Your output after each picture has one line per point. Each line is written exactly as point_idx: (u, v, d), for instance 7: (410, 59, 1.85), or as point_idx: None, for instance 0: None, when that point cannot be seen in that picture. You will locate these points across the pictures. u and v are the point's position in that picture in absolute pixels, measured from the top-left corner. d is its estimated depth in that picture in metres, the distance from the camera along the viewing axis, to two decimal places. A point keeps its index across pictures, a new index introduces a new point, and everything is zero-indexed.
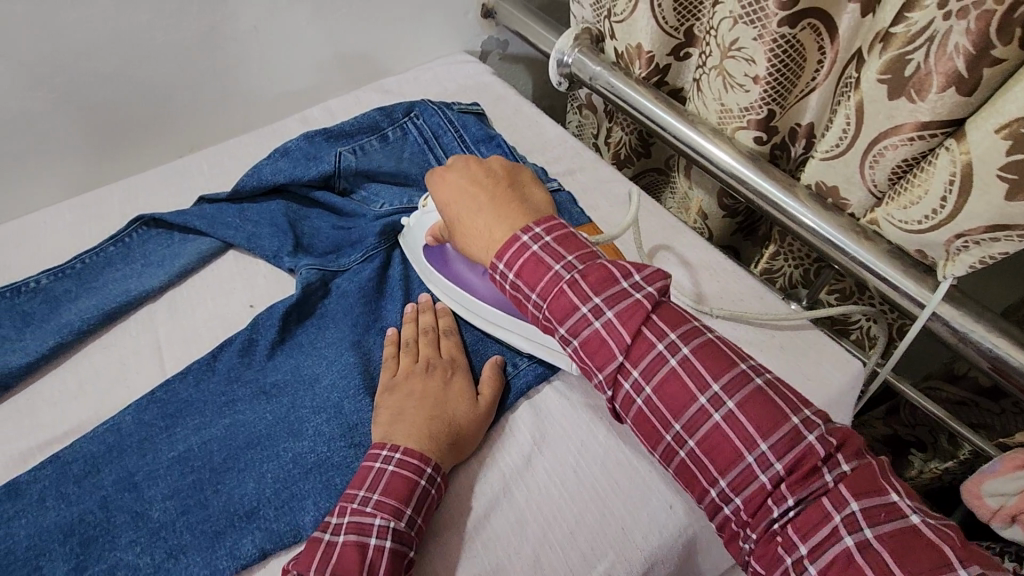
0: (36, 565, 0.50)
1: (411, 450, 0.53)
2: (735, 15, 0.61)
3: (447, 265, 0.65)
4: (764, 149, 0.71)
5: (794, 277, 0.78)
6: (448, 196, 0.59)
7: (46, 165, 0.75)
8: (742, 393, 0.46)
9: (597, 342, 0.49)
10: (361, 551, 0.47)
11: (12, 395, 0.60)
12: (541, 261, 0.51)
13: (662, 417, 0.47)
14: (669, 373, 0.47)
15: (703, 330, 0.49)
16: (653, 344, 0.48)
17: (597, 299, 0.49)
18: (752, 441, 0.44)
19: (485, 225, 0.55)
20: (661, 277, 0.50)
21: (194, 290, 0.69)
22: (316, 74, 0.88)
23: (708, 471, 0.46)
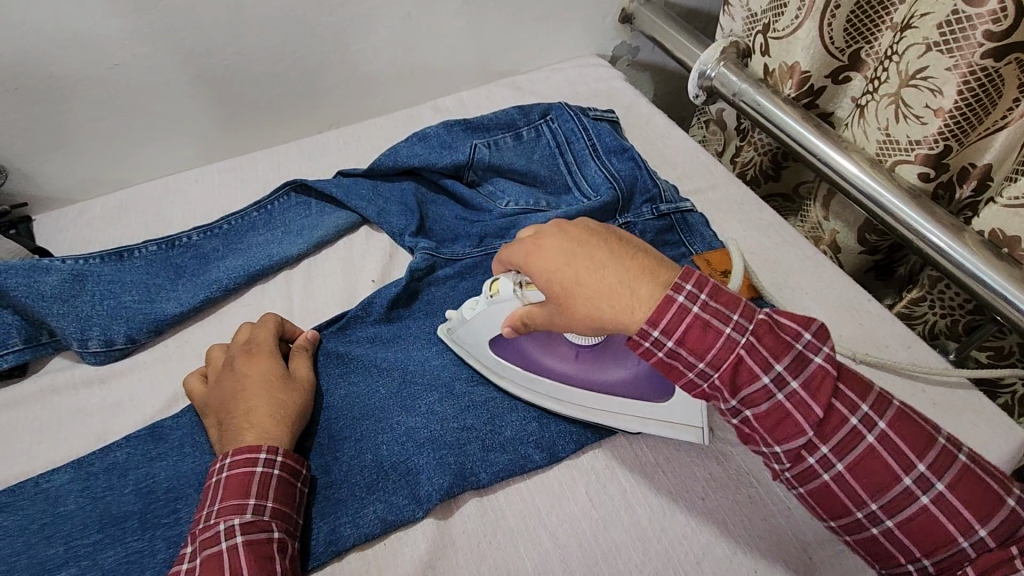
0: (174, 506, 0.51)
1: (238, 448, 0.49)
2: (930, 42, 0.57)
3: (532, 359, 0.60)
4: (928, 187, 0.66)
5: (937, 326, 0.72)
6: (557, 268, 0.45)
7: (206, 129, 0.79)
8: (951, 474, 0.40)
9: (781, 414, 0.42)
10: (218, 559, 0.43)
11: (162, 340, 0.63)
12: (709, 326, 0.42)
13: (856, 496, 0.41)
14: (866, 451, 0.41)
15: (890, 396, 0.43)
16: (846, 419, 0.41)
17: (780, 368, 0.42)
18: (961, 519, 0.39)
19: (622, 286, 0.44)
20: (830, 334, 0.42)
21: (328, 261, 0.71)
22: (455, 66, 0.89)
23: (908, 546, 0.41)
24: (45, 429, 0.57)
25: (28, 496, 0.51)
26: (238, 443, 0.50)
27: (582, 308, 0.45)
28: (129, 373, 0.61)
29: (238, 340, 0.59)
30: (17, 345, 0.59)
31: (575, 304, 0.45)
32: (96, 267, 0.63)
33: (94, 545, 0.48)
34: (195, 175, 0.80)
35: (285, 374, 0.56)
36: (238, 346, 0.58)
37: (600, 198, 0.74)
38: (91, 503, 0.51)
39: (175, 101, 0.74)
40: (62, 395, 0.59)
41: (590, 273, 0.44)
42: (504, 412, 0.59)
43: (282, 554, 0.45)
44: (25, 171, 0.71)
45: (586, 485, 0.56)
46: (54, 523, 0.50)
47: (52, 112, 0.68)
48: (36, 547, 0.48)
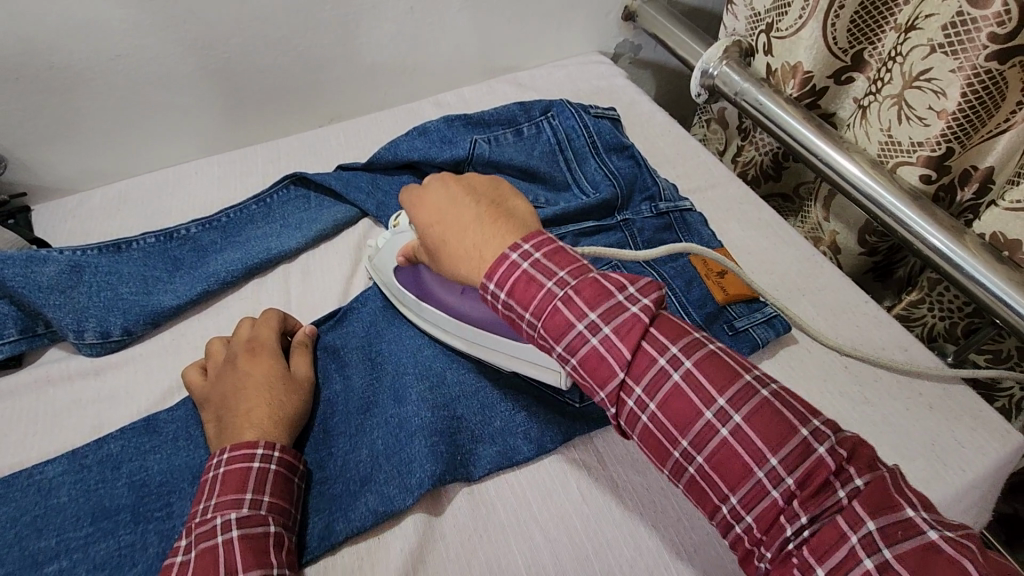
0: (167, 499, 0.51)
1: (237, 443, 0.49)
2: (934, 43, 0.57)
3: (429, 290, 0.60)
4: (929, 188, 0.65)
5: (936, 328, 0.72)
6: (431, 218, 0.51)
7: (205, 121, 0.78)
8: (750, 406, 0.39)
9: (597, 357, 0.43)
10: (214, 553, 0.43)
11: (158, 333, 0.63)
12: (533, 279, 0.44)
13: (667, 435, 0.41)
14: (672, 389, 0.41)
15: (706, 341, 0.43)
16: (654, 359, 0.42)
17: (592, 314, 0.43)
18: (762, 456, 0.38)
19: (473, 246, 0.48)
20: (656, 287, 0.44)
21: (326, 255, 0.71)
22: (457, 61, 0.89)
23: (717, 489, 0.39)
24: (40, 420, 0.56)
25: (20, 488, 0.51)
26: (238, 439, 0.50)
27: (446, 259, 0.50)
28: (125, 365, 0.60)
29: (240, 335, 0.59)
30: (13, 335, 0.59)
31: (443, 256, 0.50)
32: (94, 258, 0.63)
33: (86, 538, 0.48)
34: (194, 167, 0.79)
35: (284, 371, 0.56)
36: (242, 343, 0.58)
37: (600, 195, 0.74)
38: (85, 496, 0.51)
39: (176, 93, 0.74)
40: (57, 386, 0.59)
41: (452, 233, 0.49)
42: (495, 401, 0.59)
43: (278, 548, 0.45)
44: (24, 161, 0.71)
45: (580, 482, 0.56)
46: (46, 515, 0.50)
47: (52, 102, 0.68)
48: (28, 539, 0.48)
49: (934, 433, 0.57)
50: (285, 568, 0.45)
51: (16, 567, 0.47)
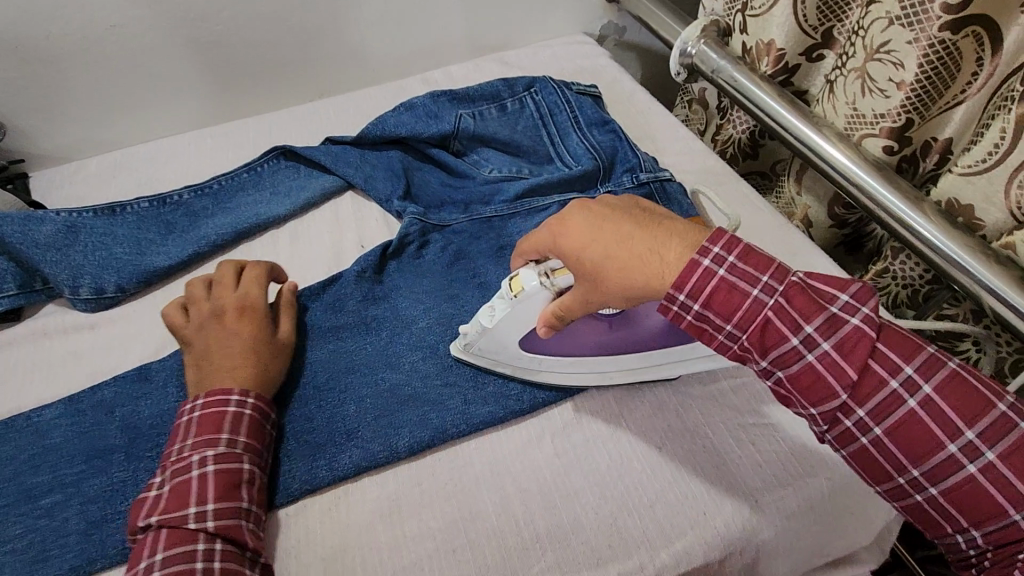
0: (152, 441, 0.53)
1: (217, 387, 0.52)
2: (892, 16, 0.60)
3: (565, 344, 0.57)
4: (892, 159, 0.68)
5: (900, 296, 0.75)
6: (582, 241, 0.46)
7: (199, 93, 0.81)
8: (1005, 443, 0.37)
9: (813, 376, 0.41)
10: (190, 485, 0.47)
11: (149, 292, 0.65)
12: (734, 289, 0.42)
13: (895, 461, 0.40)
14: (907, 415, 0.39)
15: (944, 359, 0.40)
16: (885, 380, 0.40)
17: (809, 328, 0.41)
18: (1023, 497, 0.36)
19: (651, 252, 0.44)
20: (873, 292, 0.41)
21: (315, 221, 0.73)
22: (445, 40, 0.91)
23: (955, 518, 0.39)
24: (36, 369, 0.59)
25: (17, 429, 0.54)
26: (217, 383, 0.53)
27: (615, 278, 0.45)
28: (117, 321, 0.63)
29: (223, 286, 0.60)
30: (12, 289, 0.61)
31: (603, 279, 0.46)
32: (90, 221, 0.66)
33: (79, 474, 0.51)
34: (188, 138, 0.82)
35: (273, 338, 0.58)
36: (232, 300, 0.58)
37: (580, 168, 0.76)
38: (79, 437, 0.53)
39: (170, 65, 0.76)
40: (54, 338, 0.61)
41: (615, 242, 0.45)
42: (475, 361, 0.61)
43: (250, 485, 0.49)
44: (23, 128, 0.74)
45: (552, 434, 0.58)
46: (42, 454, 0.52)
47: (49, 70, 0.71)
48: (24, 475, 0.51)
49: None
50: (253, 503, 0.49)
51: (14, 499, 0.50)
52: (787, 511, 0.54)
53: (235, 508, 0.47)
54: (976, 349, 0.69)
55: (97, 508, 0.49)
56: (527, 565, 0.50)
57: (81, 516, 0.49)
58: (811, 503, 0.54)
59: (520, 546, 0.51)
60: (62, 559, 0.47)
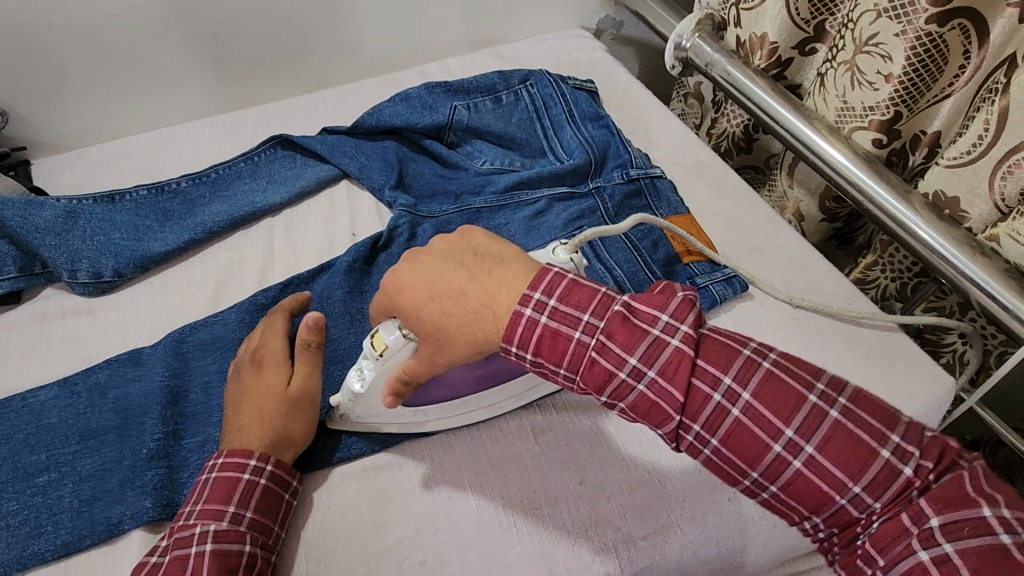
0: (141, 421, 0.53)
1: (234, 451, 0.49)
2: (880, 9, 0.61)
3: (437, 393, 0.52)
4: (881, 153, 0.69)
5: (888, 290, 0.76)
6: (422, 299, 0.46)
7: (197, 84, 0.82)
8: (819, 435, 0.39)
9: (647, 402, 0.42)
10: (184, 564, 0.43)
11: (145, 278, 0.66)
12: (558, 333, 0.43)
13: (737, 467, 0.41)
14: (734, 425, 0.41)
15: (759, 358, 0.42)
16: (708, 395, 0.41)
17: (632, 360, 0.42)
18: (842, 483, 0.39)
19: (485, 307, 0.45)
20: (690, 308, 0.42)
21: (309, 210, 0.74)
22: (441, 32, 0.92)
23: (797, 510, 0.41)
24: (34, 351, 0.61)
25: (14, 409, 0.55)
26: (241, 441, 0.50)
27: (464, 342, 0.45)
28: (113, 305, 0.64)
29: (252, 342, 0.57)
30: (13, 273, 0.62)
31: (447, 340, 0.45)
32: (89, 207, 0.67)
33: (73, 454, 0.52)
34: (186, 128, 0.83)
35: (285, 386, 0.53)
36: (249, 352, 0.56)
37: (573, 161, 0.76)
38: (75, 419, 0.54)
39: (167, 55, 0.78)
40: (52, 322, 0.63)
41: (452, 302, 0.45)
42: None
43: (247, 570, 0.45)
44: (26, 116, 0.75)
45: (531, 423, 0.56)
46: (38, 433, 0.53)
47: (49, 59, 0.72)
48: (22, 454, 0.52)
49: (872, 378, 0.60)
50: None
51: (10, 476, 0.51)
52: None
53: None
54: (962, 343, 0.71)
55: (89, 487, 0.50)
56: (506, 547, 0.49)
57: (74, 495, 0.50)
58: None
59: (499, 529, 0.50)
60: (56, 535, 0.48)
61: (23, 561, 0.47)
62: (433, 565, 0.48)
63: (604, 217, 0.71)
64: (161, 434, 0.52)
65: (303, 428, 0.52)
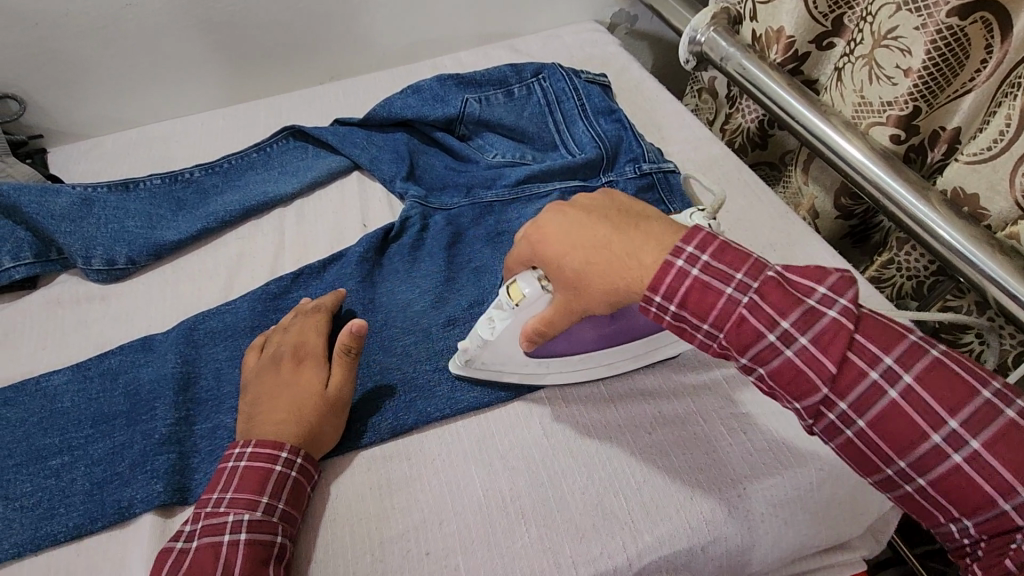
0: (151, 406, 0.54)
1: (264, 440, 0.49)
2: (899, 2, 0.61)
3: (552, 349, 0.53)
4: (899, 149, 0.68)
5: (904, 288, 0.75)
6: (562, 248, 0.44)
7: (211, 75, 0.83)
8: (990, 430, 0.35)
9: (792, 370, 0.39)
10: (218, 551, 0.44)
11: (158, 266, 0.67)
12: (706, 288, 0.40)
13: (880, 453, 0.38)
14: (889, 406, 0.37)
15: (928, 345, 0.38)
16: (864, 372, 0.38)
17: (785, 323, 0.39)
18: (1012, 488, 0.34)
19: (628, 257, 0.42)
20: (852, 282, 0.39)
21: (320, 201, 0.74)
22: (454, 24, 0.92)
23: (947, 510, 0.37)
24: (48, 336, 0.61)
25: (28, 393, 0.55)
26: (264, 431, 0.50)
27: (603, 293, 0.43)
28: (127, 292, 0.65)
29: (285, 334, 0.56)
30: (29, 259, 0.63)
31: (587, 290, 0.44)
32: (104, 195, 0.68)
33: (85, 438, 0.52)
34: (199, 119, 0.83)
35: (327, 390, 0.53)
36: (289, 346, 0.55)
37: (585, 155, 0.75)
38: (86, 403, 0.55)
39: (182, 45, 0.78)
40: (66, 308, 0.63)
41: (592, 251, 0.43)
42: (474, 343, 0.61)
43: (277, 562, 0.45)
44: (43, 105, 0.76)
45: (540, 416, 0.56)
46: (52, 417, 0.54)
47: (67, 48, 0.73)
48: (35, 437, 0.53)
49: None
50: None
51: (24, 458, 0.51)
52: (775, 498, 0.52)
53: None
54: (979, 342, 0.69)
55: (100, 470, 0.51)
56: (512, 540, 0.49)
57: (85, 477, 0.50)
58: (801, 494, 0.52)
59: (505, 522, 0.50)
60: (68, 517, 0.48)
61: (36, 541, 0.47)
62: (439, 556, 0.48)
63: None
64: (170, 419, 0.53)
65: (333, 433, 0.52)
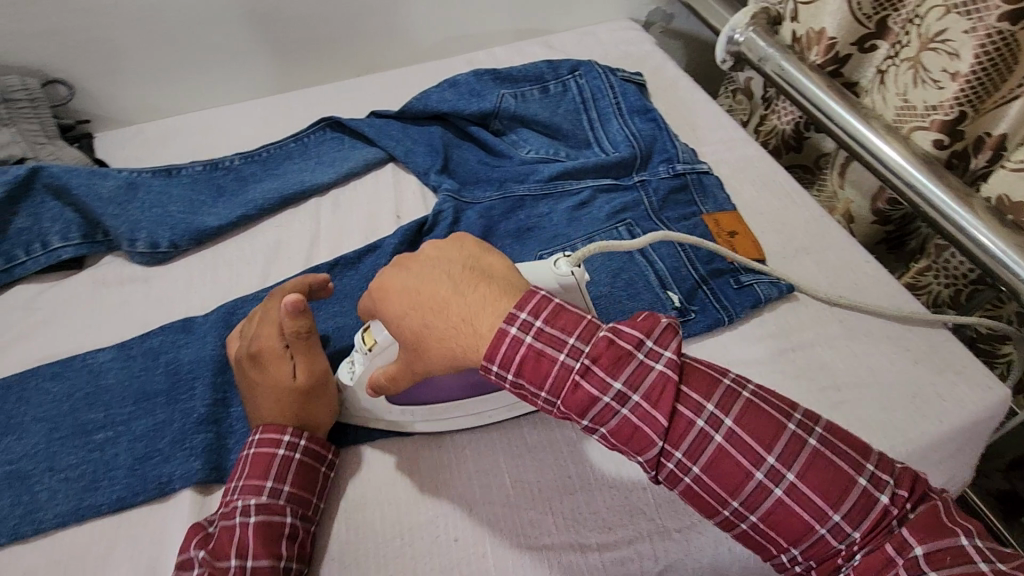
0: (192, 386, 0.55)
1: (269, 427, 0.50)
2: (949, 4, 0.59)
3: (428, 395, 0.51)
4: (942, 154, 0.67)
5: (941, 296, 0.73)
6: (403, 310, 0.45)
7: (251, 65, 0.84)
8: (801, 462, 0.39)
9: (629, 427, 0.40)
10: (229, 534, 0.45)
11: (198, 251, 0.69)
12: (541, 355, 0.41)
13: (716, 496, 0.40)
14: (716, 452, 0.40)
15: (740, 387, 0.42)
16: (692, 422, 0.40)
17: (617, 384, 0.40)
18: (824, 512, 0.38)
19: (464, 321, 0.43)
20: (673, 333, 0.41)
21: (354, 191, 0.75)
22: (490, 19, 0.92)
23: (777, 542, 0.40)
24: (92, 315, 0.63)
25: (74, 369, 0.57)
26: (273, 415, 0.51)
27: (440, 358, 0.44)
28: (168, 275, 0.67)
29: (246, 332, 0.55)
30: (76, 239, 0.65)
31: (426, 350, 0.44)
32: (147, 180, 0.70)
33: (129, 414, 0.54)
34: (239, 108, 0.85)
35: (292, 381, 0.51)
36: (245, 346, 0.52)
37: (619, 154, 0.75)
38: (129, 380, 0.56)
39: (225, 35, 0.80)
40: (110, 289, 0.65)
41: (433, 313, 0.43)
42: None
43: (290, 540, 0.46)
44: (91, 91, 0.78)
45: None
46: (96, 392, 0.55)
47: (117, 35, 0.75)
48: (80, 411, 0.54)
49: (920, 386, 0.58)
50: (293, 560, 0.46)
51: (70, 432, 0.53)
52: None
53: (272, 566, 0.45)
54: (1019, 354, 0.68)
55: (142, 446, 0.52)
56: (539, 531, 0.49)
57: (128, 452, 0.52)
58: None
59: (533, 513, 0.50)
60: (111, 490, 0.50)
61: (80, 512, 0.49)
62: (467, 543, 0.49)
63: (648, 210, 0.70)
64: (209, 400, 0.54)
65: (324, 413, 0.52)
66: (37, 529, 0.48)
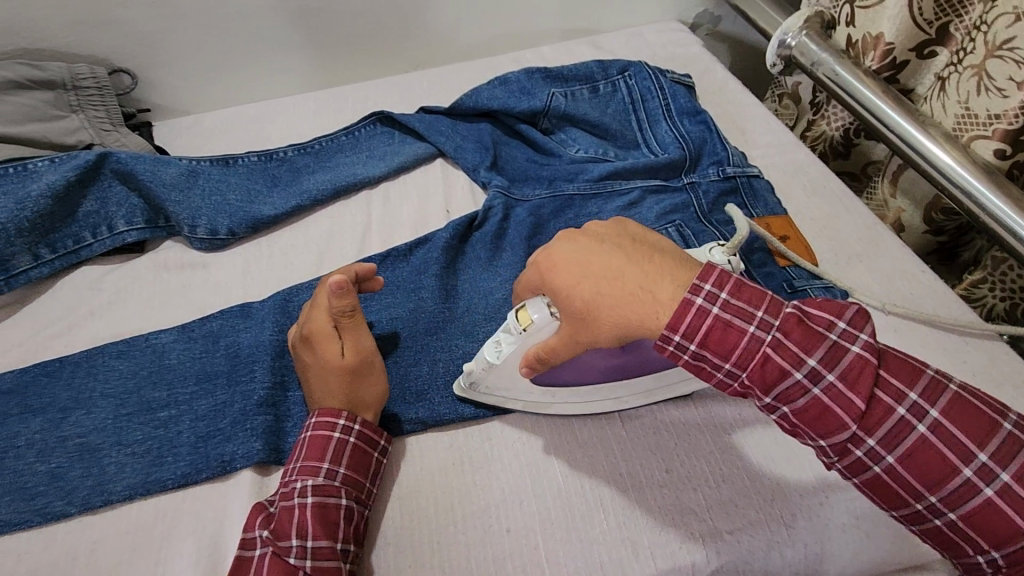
0: (250, 368, 0.57)
1: (325, 409, 0.51)
2: (1020, 11, 0.59)
3: (572, 376, 0.52)
4: (1003, 165, 0.66)
5: (997, 309, 0.73)
6: (571, 281, 0.44)
7: (305, 59, 0.86)
8: (1016, 463, 0.38)
9: (822, 408, 0.40)
10: (289, 515, 0.47)
11: (254, 238, 0.70)
12: (731, 327, 0.41)
13: (909, 486, 0.39)
14: (917, 442, 0.39)
15: (944, 380, 0.40)
16: (892, 408, 0.39)
17: (813, 362, 0.40)
18: None
19: (642, 290, 0.42)
20: (868, 317, 0.40)
21: (404, 185, 0.76)
22: (538, 19, 0.93)
23: (977, 541, 0.38)
24: (153, 297, 0.65)
25: (139, 348, 0.59)
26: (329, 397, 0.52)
27: (609, 327, 0.43)
28: (226, 261, 0.68)
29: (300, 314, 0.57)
30: (141, 224, 0.67)
31: (597, 320, 0.43)
32: (207, 168, 0.71)
33: (191, 394, 0.56)
34: (291, 101, 0.87)
35: (340, 359, 0.53)
36: (298, 326, 0.55)
37: (668, 156, 0.75)
38: (190, 362, 0.58)
39: (282, 29, 0.82)
40: (170, 272, 0.67)
41: (606, 284, 0.43)
42: None
43: (346, 522, 0.47)
44: (152, 81, 0.81)
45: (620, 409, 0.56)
46: (160, 371, 0.57)
47: (180, 27, 0.77)
48: (144, 389, 0.56)
49: None
50: (350, 542, 0.47)
51: (135, 409, 0.55)
52: (857, 510, 0.51)
53: (331, 547, 0.46)
54: None
55: (204, 425, 0.54)
56: (590, 526, 0.50)
57: (191, 431, 0.54)
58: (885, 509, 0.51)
59: (584, 508, 0.51)
60: (176, 466, 0.52)
61: (147, 486, 0.51)
62: (520, 534, 0.49)
63: (697, 213, 0.70)
64: (268, 382, 0.56)
65: (374, 396, 0.53)
66: (106, 501, 0.50)
